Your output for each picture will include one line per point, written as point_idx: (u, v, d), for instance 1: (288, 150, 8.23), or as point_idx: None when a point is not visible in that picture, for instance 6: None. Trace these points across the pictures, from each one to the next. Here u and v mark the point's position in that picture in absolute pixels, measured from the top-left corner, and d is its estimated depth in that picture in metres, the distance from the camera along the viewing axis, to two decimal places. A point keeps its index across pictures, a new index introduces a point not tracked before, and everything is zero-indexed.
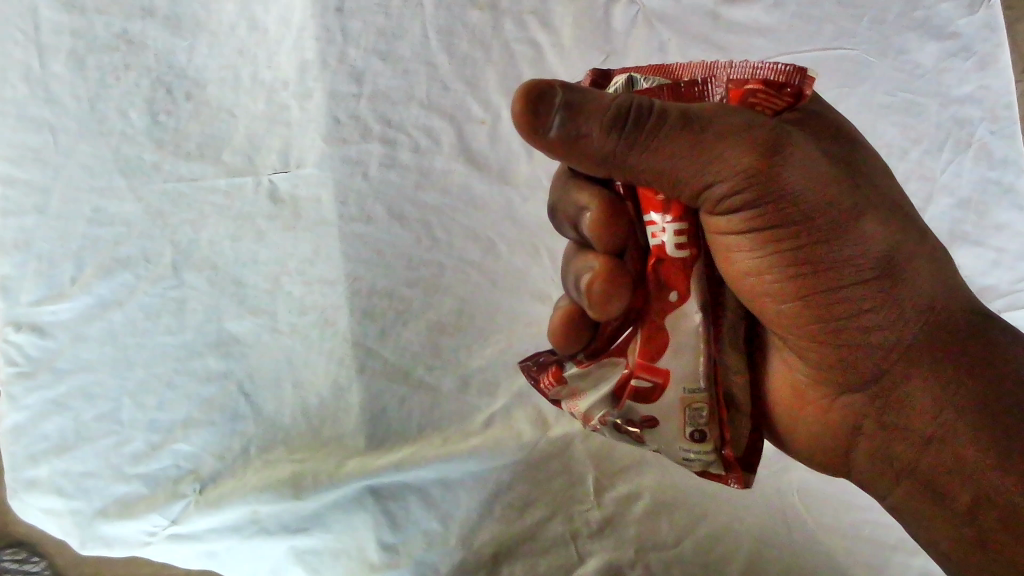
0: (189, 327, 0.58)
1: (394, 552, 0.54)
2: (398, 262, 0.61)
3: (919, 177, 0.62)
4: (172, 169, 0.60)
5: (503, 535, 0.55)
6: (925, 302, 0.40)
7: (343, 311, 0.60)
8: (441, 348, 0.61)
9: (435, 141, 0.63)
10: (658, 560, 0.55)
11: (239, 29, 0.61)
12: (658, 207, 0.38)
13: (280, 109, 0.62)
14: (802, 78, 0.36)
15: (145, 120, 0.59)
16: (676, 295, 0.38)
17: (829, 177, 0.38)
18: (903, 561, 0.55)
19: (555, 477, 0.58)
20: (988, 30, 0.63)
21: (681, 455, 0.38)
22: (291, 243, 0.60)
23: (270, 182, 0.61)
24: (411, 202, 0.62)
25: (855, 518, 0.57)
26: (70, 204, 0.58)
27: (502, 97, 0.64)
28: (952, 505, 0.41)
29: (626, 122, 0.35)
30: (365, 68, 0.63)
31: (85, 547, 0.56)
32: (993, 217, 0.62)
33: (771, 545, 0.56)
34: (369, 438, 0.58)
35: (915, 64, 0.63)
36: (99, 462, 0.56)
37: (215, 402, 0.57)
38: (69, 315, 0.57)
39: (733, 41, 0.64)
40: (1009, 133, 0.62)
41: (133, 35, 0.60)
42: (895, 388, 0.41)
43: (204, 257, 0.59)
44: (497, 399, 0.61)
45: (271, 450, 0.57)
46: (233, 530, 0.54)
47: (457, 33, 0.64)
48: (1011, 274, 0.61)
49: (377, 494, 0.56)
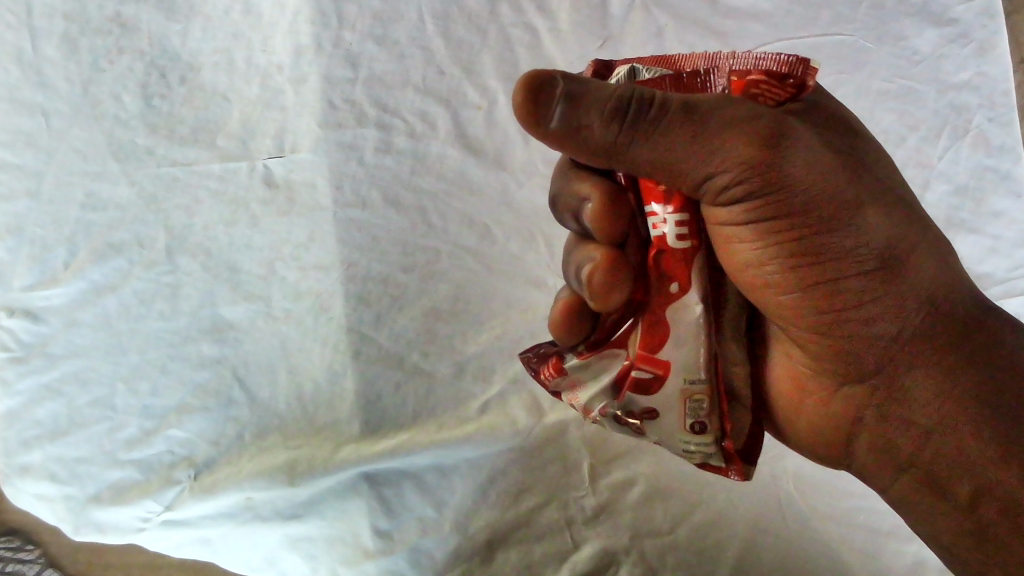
0: (183, 312, 0.58)
1: (388, 538, 0.54)
2: (393, 247, 0.61)
3: (917, 164, 0.62)
4: (166, 154, 0.59)
5: (497, 521, 0.55)
6: (924, 293, 0.41)
7: (338, 297, 0.60)
8: (436, 335, 0.60)
9: (431, 126, 0.62)
10: (652, 546, 0.55)
11: (233, 13, 0.60)
12: (659, 198, 0.38)
13: (275, 94, 0.61)
14: (805, 68, 0.36)
15: (138, 104, 0.59)
16: (677, 286, 0.38)
17: (833, 168, 0.38)
18: (897, 547, 0.56)
19: (550, 463, 0.58)
20: (985, 17, 0.63)
21: (681, 447, 0.39)
22: (287, 228, 0.60)
23: (265, 168, 0.60)
24: (406, 187, 0.62)
25: (849, 504, 0.57)
26: (63, 188, 0.57)
27: (499, 81, 0.63)
28: (954, 498, 0.42)
29: (627, 113, 0.35)
30: (360, 52, 0.62)
31: (78, 533, 0.55)
32: (990, 205, 0.61)
33: (764, 532, 0.56)
34: (363, 425, 0.58)
35: (913, 50, 0.63)
36: (93, 447, 0.56)
37: (209, 387, 0.57)
38: (62, 300, 0.57)
39: (731, 27, 0.63)
40: (1006, 120, 0.62)
41: (127, 18, 0.59)
42: (895, 379, 0.42)
43: (198, 242, 0.59)
44: (492, 386, 0.60)
45: (266, 436, 0.57)
46: (227, 517, 0.54)
47: (454, 17, 0.63)
48: (1007, 261, 0.61)
49: (371, 480, 0.56)
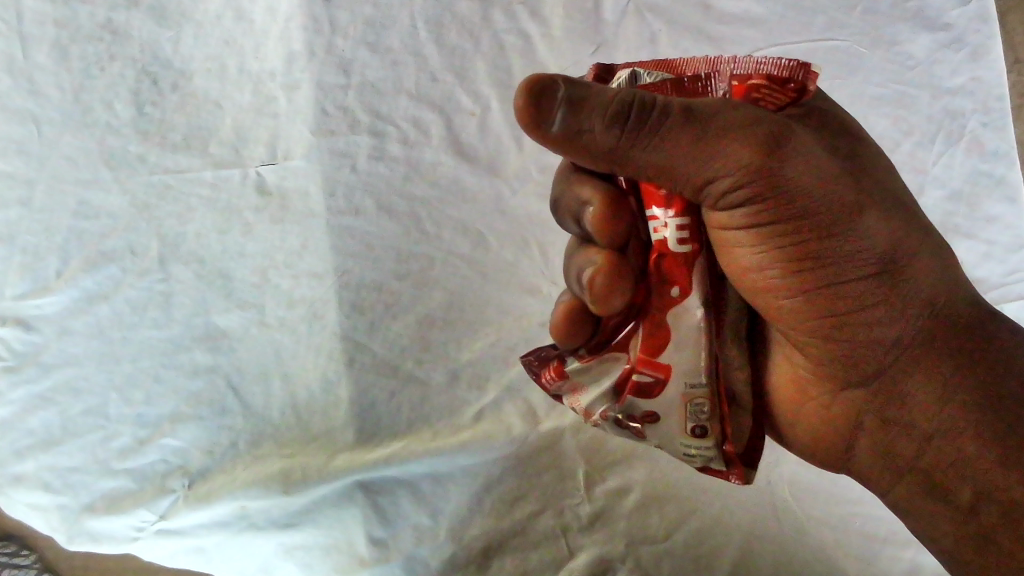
0: (177, 320, 0.57)
1: (384, 547, 0.54)
2: (387, 254, 0.61)
3: (910, 169, 0.62)
4: (158, 161, 0.58)
5: (494, 529, 0.55)
6: (925, 296, 0.41)
7: (332, 304, 0.59)
8: (430, 343, 0.60)
9: (424, 133, 0.62)
10: (650, 553, 0.54)
11: (224, 19, 0.60)
12: (661, 202, 0.38)
13: (268, 100, 0.60)
14: (805, 72, 0.36)
15: (130, 111, 0.58)
16: (678, 290, 0.38)
17: (833, 171, 0.38)
18: (894, 553, 0.55)
19: (546, 470, 0.57)
20: (979, 22, 0.64)
21: (682, 450, 0.39)
22: (280, 236, 0.59)
23: (258, 175, 0.60)
24: (400, 195, 0.61)
25: (844, 510, 0.57)
26: (55, 197, 0.57)
27: (492, 87, 0.63)
28: (955, 502, 0.42)
29: (629, 118, 0.35)
30: (353, 58, 0.62)
31: (72, 543, 0.54)
32: (984, 210, 0.62)
33: (761, 539, 0.55)
34: (358, 432, 0.58)
35: (905, 55, 0.63)
36: (86, 456, 0.55)
37: (203, 396, 0.57)
38: (54, 309, 0.56)
39: (724, 33, 0.64)
40: (1000, 125, 0.63)
41: (118, 25, 0.58)
42: (896, 382, 0.42)
43: (191, 250, 0.58)
44: (486, 393, 0.60)
45: (260, 444, 0.57)
46: (222, 525, 0.54)
47: (447, 24, 0.63)
48: (1002, 266, 0.61)
49: (366, 489, 0.55)
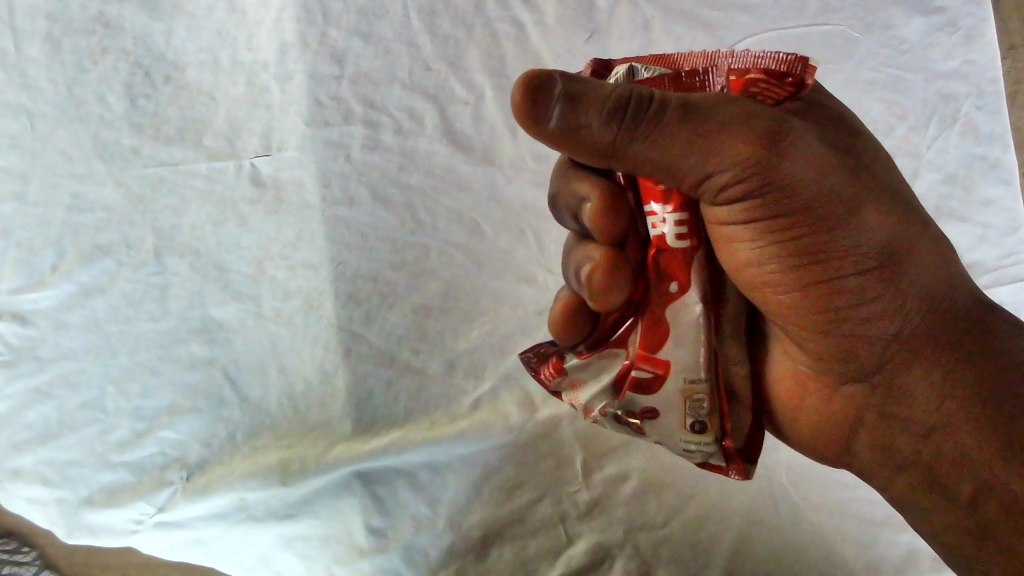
0: (173, 313, 0.57)
1: (383, 537, 0.54)
2: (383, 244, 0.60)
3: (907, 153, 0.62)
4: (152, 154, 0.58)
5: (492, 517, 0.55)
6: (923, 291, 0.41)
7: (328, 295, 0.59)
8: (428, 333, 0.60)
9: (419, 122, 0.62)
10: (647, 541, 0.55)
11: (217, 10, 0.59)
12: (659, 197, 0.39)
13: (261, 92, 0.60)
14: (803, 67, 0.36)
15: (123, 104, 0.58)
16: (677, 286, 0.38)
17: (832, 166, 0.38)
18: (891, 537, 0.56)
19: (543, 458, 0.57)
20: (973, 5, 0.64)
21: (682, 446, 0.39)
22: (275, 226, 0.59)
23: (252, 166, 0.59)
24: (395, 184, 0.61)
25: (841, 495, 0.57)
26: (48, 191, 0.56)
27: (486, 76, 0.62)
28: (954, 496, 0.42)
29: (626, 112, 0.35)
30: (346, 48, 0.61)
31: (71, 537, 0.54)
32: (979, 193, 0.62)
33: (758, 526, 0.56)
34: (356, 423, 0.58)
35: (900, 40, 0.63)
36: (84, 450, 0.55)
37: (200, 388, 0.57)
38: (51, 303, 0.56)
39: (719, 18, 0.63)
40: (994, 108, 0.62)
41: (110, 17, 0.58)
42: (894, 377, 0.42)
43: (186, 242, 0.58)
44: (483, 382, 0.60)
45: (258, 436, 0.57)
46: (221, 517, 0.54)
47: (440, 12, 0.62)
48: (997, 250, 0.61)
49: (365, 479, 0.55)
